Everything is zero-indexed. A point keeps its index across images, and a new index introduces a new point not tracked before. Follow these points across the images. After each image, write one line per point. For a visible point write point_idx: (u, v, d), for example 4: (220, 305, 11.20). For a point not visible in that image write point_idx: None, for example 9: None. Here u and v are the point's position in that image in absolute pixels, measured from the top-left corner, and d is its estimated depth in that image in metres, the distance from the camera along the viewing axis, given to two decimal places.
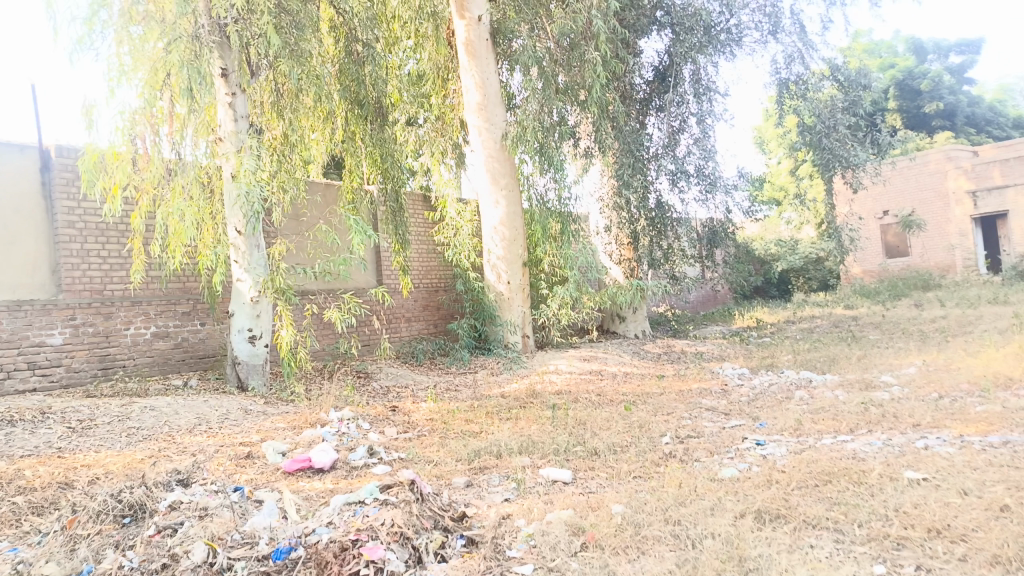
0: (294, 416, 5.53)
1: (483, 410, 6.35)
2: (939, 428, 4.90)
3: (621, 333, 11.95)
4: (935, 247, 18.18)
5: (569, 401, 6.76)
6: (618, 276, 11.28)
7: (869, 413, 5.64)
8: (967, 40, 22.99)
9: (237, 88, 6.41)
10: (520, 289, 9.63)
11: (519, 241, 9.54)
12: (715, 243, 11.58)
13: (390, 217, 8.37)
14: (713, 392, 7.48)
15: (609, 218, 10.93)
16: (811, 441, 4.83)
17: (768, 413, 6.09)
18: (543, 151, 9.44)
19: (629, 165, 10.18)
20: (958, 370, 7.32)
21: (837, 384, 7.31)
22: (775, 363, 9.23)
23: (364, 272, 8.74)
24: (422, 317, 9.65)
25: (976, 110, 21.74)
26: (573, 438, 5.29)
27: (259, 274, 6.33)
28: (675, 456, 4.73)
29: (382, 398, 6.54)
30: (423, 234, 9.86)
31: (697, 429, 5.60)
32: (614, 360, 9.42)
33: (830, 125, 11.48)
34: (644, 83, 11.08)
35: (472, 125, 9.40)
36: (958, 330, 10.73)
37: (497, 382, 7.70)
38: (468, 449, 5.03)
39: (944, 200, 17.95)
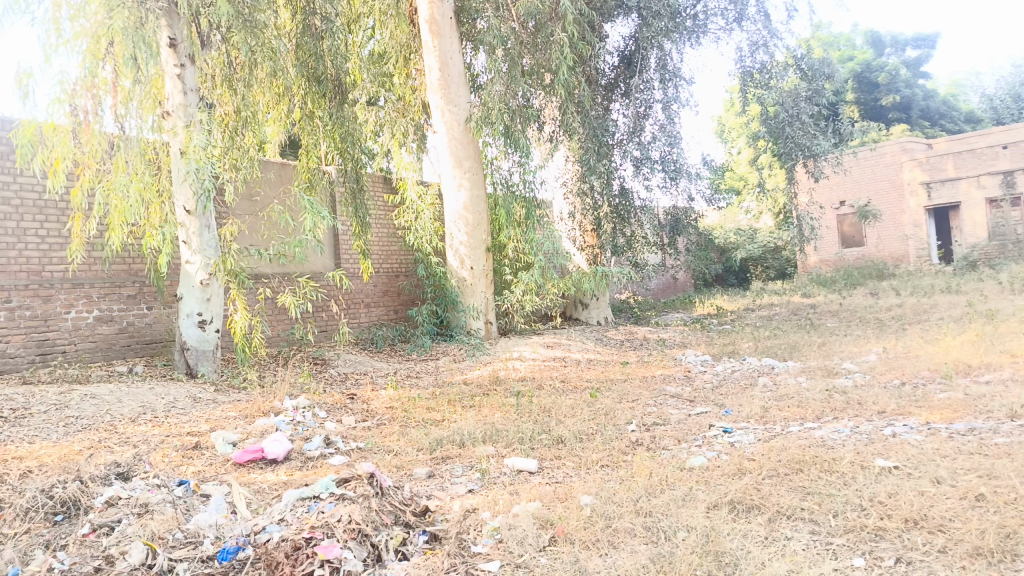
0: (246, 404, 5.28)
1: (445, 397, 6.17)
2: (904, 414, 4.89)
3: (584, 320, 11.87)
4: (890, 237, 18.51)
5: (533, 388, 6.62)
6: (581, 263, 11.08)
7: (834, 400, 5.62)
8: (923, 34, 23.39)
9: (186, 59, 6.08)
10: (483, 275, 9.46)
11: (482, 226, 9.36)
12: (677, 232, 11.56)
13: (350, 199, 8.10)
14: (677, 379, 7.42)
15: (574, 205, 10.79)
16: (779, 428, 4.78)
17: (733, 400, 6.04)
18: (508, 134, 9.26)
19: (594, 150, 10.04)
20: (917, 357, 7.38)
21: (800, 371, 7.31)
22: (737, 350, 9.24)
23: (321, 255, 8.45)
24: (382, 303, 9.41)
25: (930, 103, 22.15)
26: (538, 426, 5.16)
27: (210, 257, 6.04)
28: (642, 444, 4.63)
29: (340, 385, 6.31)
30: (383, 218, 9.54)
31: (663, 416, 5.52)
32: (577, 347, 9.32)
33: (794, 113, 11.46)
34: (609, 68, 10.97)
35: (434, 106, 9.16)
36: (914, 318, 10.89)
37: (459, 368, 7.53)
38: (430, 438, 4.85)
39: (899, 191, 18.28)
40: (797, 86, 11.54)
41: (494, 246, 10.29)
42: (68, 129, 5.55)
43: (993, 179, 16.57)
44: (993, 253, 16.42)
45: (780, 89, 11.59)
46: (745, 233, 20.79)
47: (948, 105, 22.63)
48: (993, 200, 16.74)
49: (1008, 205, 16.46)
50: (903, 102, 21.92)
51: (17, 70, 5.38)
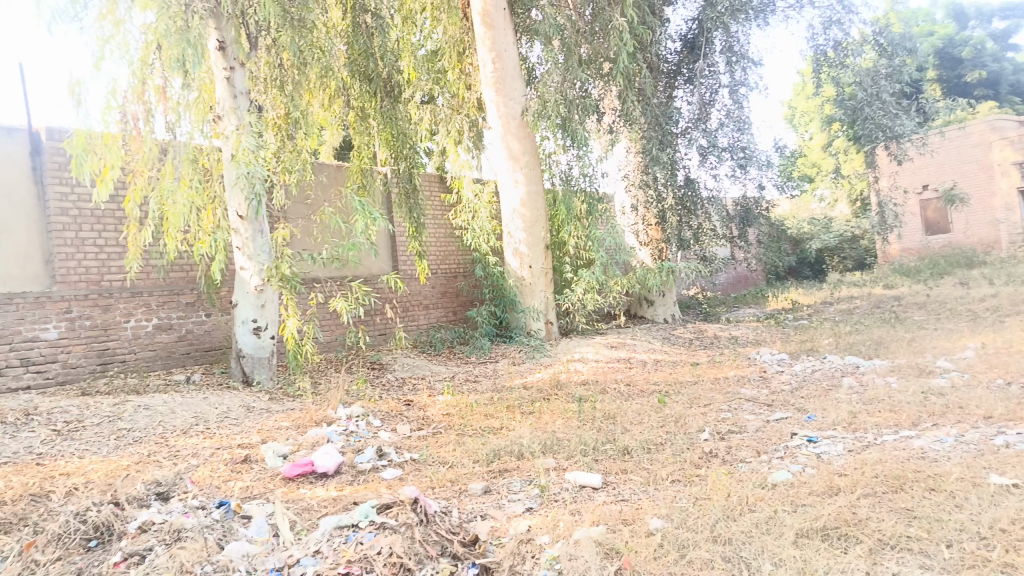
0: (299, 413, 5.12)
1: (504, 403, 5.90)
2: (1015, 421, 4.36)
3: (650, 318, 11.43)
4: (979, 222, 17.34)
5: (597, 392, 6.28)
6: (645, 258, 10.75)
7: (930, 404, 5.10)
8: (1011, 4, 21.86)
9: (235, 61, 5.97)
10: (543, 274, 9.15)
11: (541, 223, 9.04)
12: (747, 223, 10.96)
13: (403, 199, 7.92)
14: (752, 380, 6.95)
15: (636, 197, 10.35)
16: (872, 438, 4.32)
17: (816, 404, 5.56)
18: (566, 126, 8.91)
19: (657, 139, 9.60)
20: (1022, 353, 6.70)
21: (888, 370, 6.74)
22: (816, 347, 8.66)
23: (377, 258, 8.32)
24: (441, 305, 9.23)
25: (1020, 78, 20.68)
26: (602, 434, 4.83)
27: (263, 262, 5.92)
28: (717, 456, 4.25)
29: (396, 391, 6.13)
30: (438, 217, 9.34)
31: (739, 423, 5.10)
32: (643, 346, 8.92)
33: (873, 92, 10.79)
34: (672, 54, 10.52)
35: (488, 100, 8.91)
36: (1012, 309, 10.04)
37: (519, 372, 7.24)
38: (487, 448, 4.58)
39: (987, 172, 17.10)
40: (876, 63, 10.83)
41: (554, 243, 9.98)
42: (120, 137, 5.57)
43: None
44: None
45: (857, 68, 10.87)
46: (819, 222, 19.87)
47: None
48: None
49: None
50: (990, 77, 20.55)
51: (69, 78, 5.39)
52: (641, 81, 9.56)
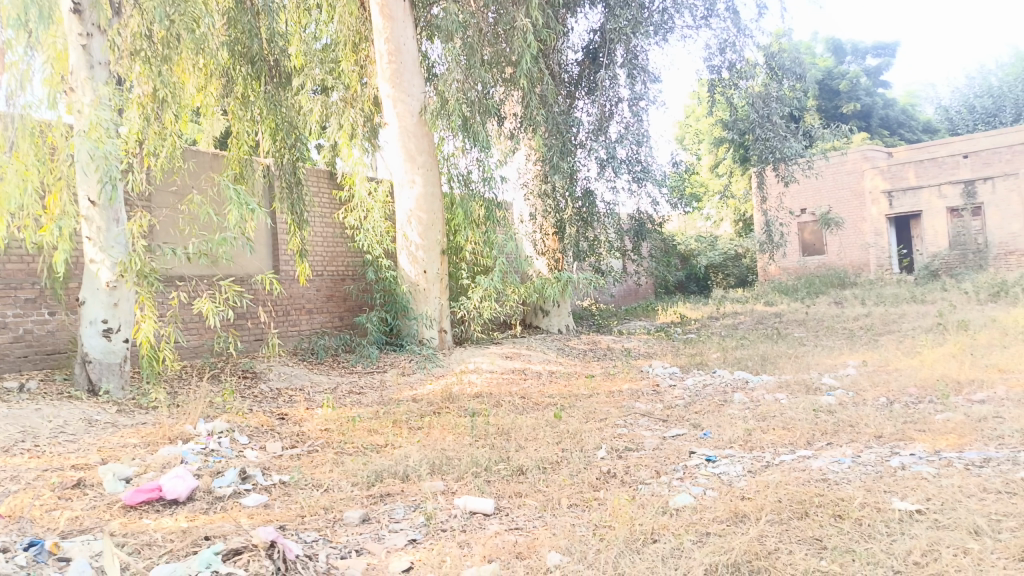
0: (151, 428, 4.48)
1: (390, 417, 5.45)
2: (905, 440, 4.36)
3: (544, 328, 11.24)
4: (851, 245, 18.39)
5: (490, 406, 5.94)
6: (541, 267, 10.64)
7: (822, 422, 5.08)
8: (883, 43, 23.49)
9: (94, 28, 5.25)
10: (438, 279, 8.76)
11: (437, 226, 8.67)
12: (641, 237, 10.98)
13: (286, 193, 7.30)
14: (646, 394, 6.83)
15: (534, 206, 10.20)
16: (770, 457, 4.19)
17: (710, 420, 5.47)
18: (467, 127, 8.49)
19: (558, 147, 9.41)
20: (899, 372, 6.93)
21: (776, 386, 6.79)
22: (706, 361, 8.71)
23: (255, 256, 7.65)
24: (326, 309, 8.53)
25: (889, 112, 22.21)
26: (495, 452, 4.50)
27: (118, 256, 5.22)
28: (616, 476, 4.01)
29: (270, 403, 5.57)
30: (327, 215, 8.60)
31: (636, 440, 4.90)
32: (537, 357, 8.68)
33: (765, 113, 11.14)
34: (573, 64, 10.48)
35: (384, 95, 8.45)
36: (884, 328, 10.54)
37: (408, 383, 6.80)
38: (368, 470, 4.16)
39: (860, 199, 18.23)
40: (768, 86, 11.16)
41: (450, 248, 9.58)
42: None
43: (954, 189, 16.46)
44: (955, 263, 16.41)
45: (750, 90, 11.18)
46: (706, 239, 20.51)
47: (907, 115, 22.78)
48: (954, 210, 16.66)
49: (968, 215, 16.40)
50: (863, 110, 21.95)
51: None
52: (543, 87, 9.37)
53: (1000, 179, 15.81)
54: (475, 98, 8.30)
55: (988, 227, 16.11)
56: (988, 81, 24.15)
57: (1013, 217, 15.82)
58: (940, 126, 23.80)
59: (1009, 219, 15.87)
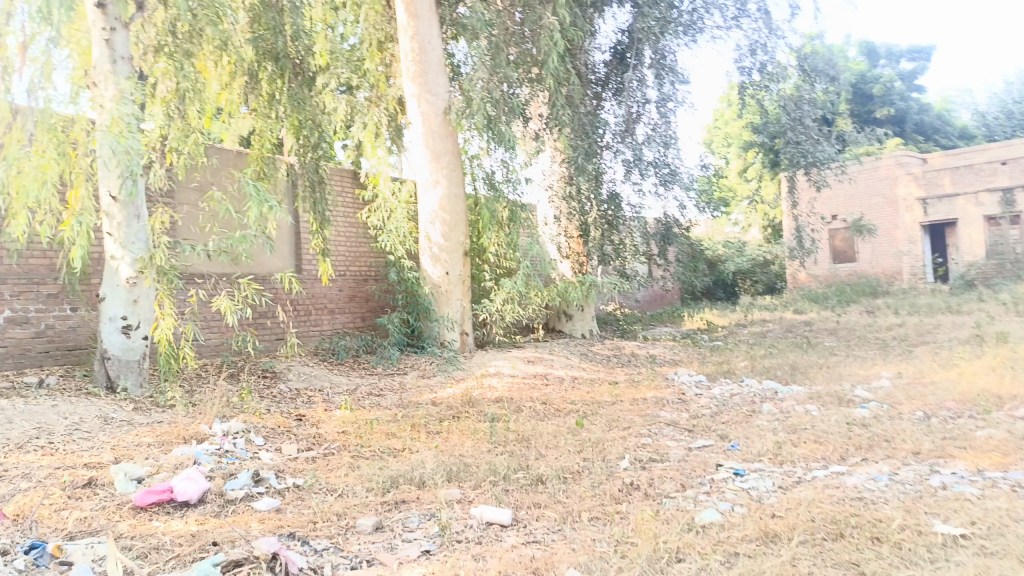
0: (165, 428, 4.42)
1: (409, 420, 5.35)
2: (945, 458, 4.15)
3: (568, 332, 11.09)
4: (884, 253, 17.97)
5: (511, 411, 5.80)
6: (566, 271, 10.45)
7: (856, 436, 4.87)
8: (919, 47, 22.99)
9: (117, 23, 5.22)
10: (460, 281, 8.65)
11: (461, 227, 8.56)
12: (667, 241, 10.78)
13: (308, 192, 7.25)
14: (671, 402, 6.65)
15: (559, 208, 10.05)
16: (802, 472, 4.01)
17: (738, 431, 5.28)
18: (491, 127, 8.31)
19: (584, 149, 9.24)
20: (936, 385, 6.67)
21: (807, 397, 6.57)
22: (734, 369, 8.51)
23: (277, 255, 7.62)
24: (348, 309, 8.48)
25: (925, 118, 21.71)
26: (514, 460, 4.37)
27: (138, 252, 5.17)
28: (639, 489, 3.86)
29: (287, 404, 5.50)
30: (349, 215, 8.54)
31: (660, 450, 4.74)
32: (560, 362, 8.53)
33: (797, 116, 10.89)
34: (601, 64, 10.34)
35: (409, 95, 8.39)
36: (919, 339, 10.23)
37: (428, 386, 6.70)
38: (383, 475, 4.05)
39: (893, 206, 17.83)
40: (800, 88, 10.88)
41: (473, 250, 9.50)
42: None
43: (992, 197, 16.04)
44: (992, 273, 15.81)
45: (781, 92, 10.93)
46: (734, 245, 20.21)
47: (943, 120, 22.25)
48: (992, 218, 16.20)
49: (1007, 224, 16.03)
50: (898, 115, 21.49)
51: None
52: (570, 87, 9.25)
53: None
54: (499, 98, 8.22)
55: None
56: None
57: None
58: (978, 132, 23.22)
59: None
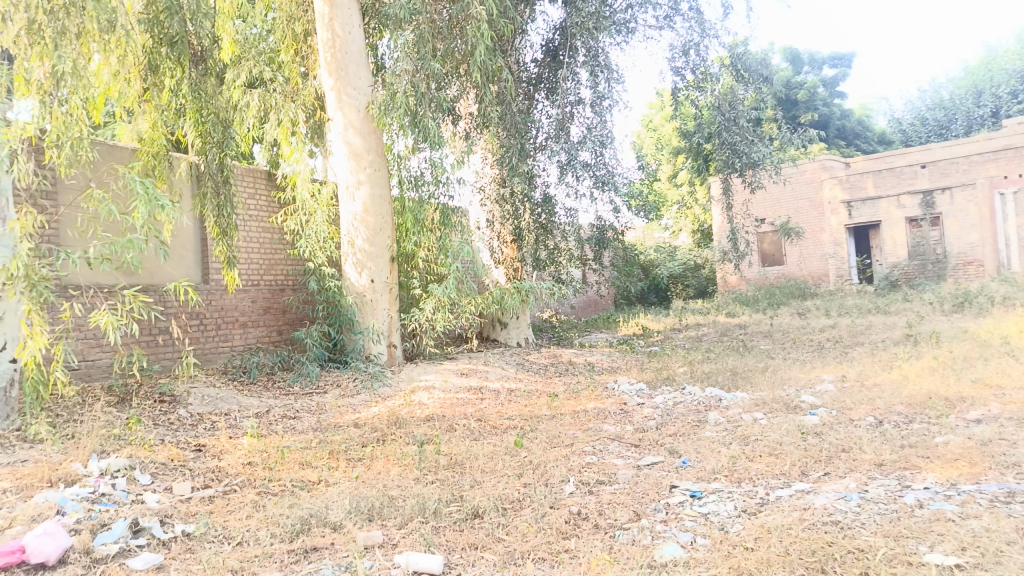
0: (29, 468, 3.73)
1: (328, 446, 4.77)
2: (911, 470, 3.86)
3: (502, 341, 10.63)
4: (810, 256, 18.26)
5: (442, 431, 5.28)
6: (500, 277, 10.06)
7: (812, 447, 4.55)
8: (840, 54, 23.67)
9: None
10: (387, 289, 8.08)
11: (386, 231, 8.00)
12: (603, 246, 10.46)
13: (212, 194, 6.78)
14: (613, 413, 6.26)
15: (491, 212, 9.63)
16: (764, 492, 3.63)
17: (687, 445, 4.92)
18: (416, 121, 7.75)
19: (517, 148, 8.85)
20: (881, 387, 6.50)
21: (753, 404, 6.29)
22: (674, 376, 8.22)
23: (181, 264, 6.95)
24: (262, 323, 7.79)
25: (846, 123, 22.32)
26: (445, 490, 3.85)
27: (3, 260, 4.46)
28: (588, 519, 3.41)
29: (186, 433, 4.88)
30: (262, 219, 7.86)
31: (608, 470, 4.33)
32: (495, 374, 8.04)
33: (731, 117, 10.78)
34: (533, 63, 10.00)
35: (327, 89, 7.80)
36: (852, 340, 10.20)
37: (351, 405, 6.10)
38: (293, 516, 3.49)
39: (818, 209, 18.14)
40: (734, 89, 10.74)
41: (401, 256, 8.98)
42: None
43: (913, 199, 16.37)
44: (914, 273, 16.34)
45: (715, 92, 10.77)
46: (665, 250, 20.26)
47: (863, 126, 22.94)
48: (913, 220, 16.54)
49: (927, 225, 16.28)
50: (820, 120, 22.02)
51: None
52: (500, 84, 8.82)
53: (957, 189, 15.71)
54: (425, 91, 7.70)
55: (946, 237, 15.98)
56: (939, 94, 24.57)
57: (971, 228, 15.67)
58: (895, 137, 24.05)
59: (967, 229, 15.71)
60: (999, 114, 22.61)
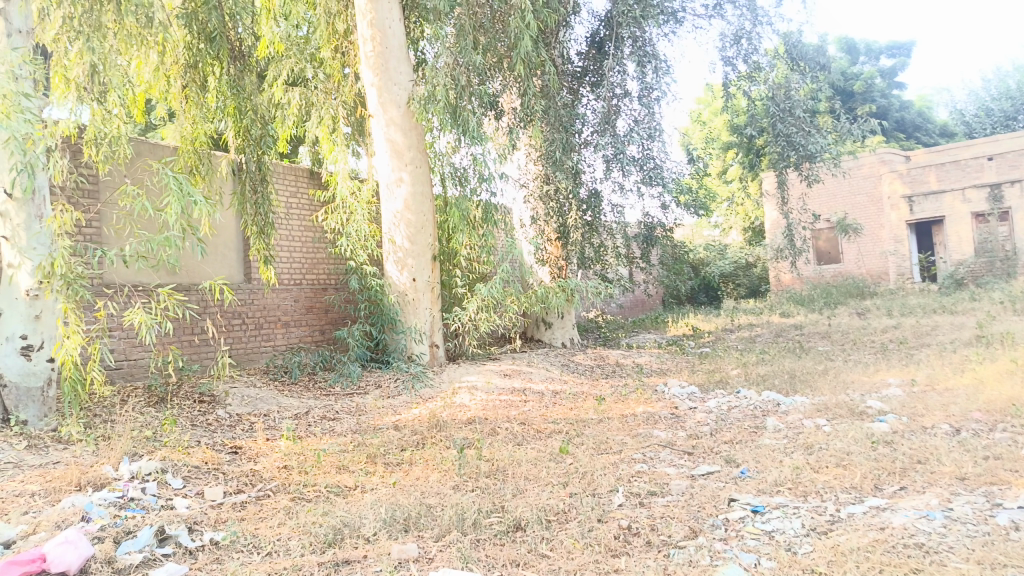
0: (60, 470, 3.64)
1: (365, 450, 4.59)
2: (999, 486, 3.49)
3: (547, 341, 10.38)
4: (869, 253, 17.55)
5: (484, 435, 5.07)
6: (545, 276, 9.82)
7: (884, 457, 4.19)
8: (898, 43, 22.78)
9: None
10: (429, 289, 7.90)
11: (427, 228, 7.83)
12: (650, 243, 10.10)
13: (251, 192, 6.73)
14: (663, 418, 5.96)
15: (535, 209, 9.32)
16: (833, 509, 3.31)
17: (743, 453, 4.61)
18: (456, 116, 7.57)
19: (561, 142, 8.59)
20: (954, 392, 6.06)
21: (813, 409, 5.92)
22: (727, 378, 7.85)
23: (222, 263, 6.91)
24: (304, 322, 7.70)
25: (905, 115, 21.47)
26: (486, 499, 3.63)
27: (40, 258, 4.39)
28: (639, 535, 3.16)
29: (223, 435, 4.77)
30: (304, 216, 7.77)
31: (659, 479, 4.05)
32: (540, 375, 7.80)
33: (787, 107, 10.25)
34: (578, 55, 9.73)
35: (368, 84, 7.66)
36: (918, 342, 9.66)
37: (391, 407, 5.94)
38: (325, 525, 3.31)
39: (877, 204, 17.43)
40: (788, 78, 10.25)
41: (444, 254, 8.82)
42: None
43: (979, 193, 15.58)
44: (981, 271, 15.33)
45: (768, 82, 10.31)
46: (715, 248, 19.72)
47: (924, 118, 22.00)
48: (980, 215, 15.72)
49: (996, 220, 15.45)
50: (878, 111, 21.20)
51: None
52: (543, 77, 8.57)
53: None
54: (465, 85, 7.48)
55: (1016, 233, 15.16)
56: (1006, 83, 23.46)
57: None
58: (958, 129, 23.04)
59: None
60: None
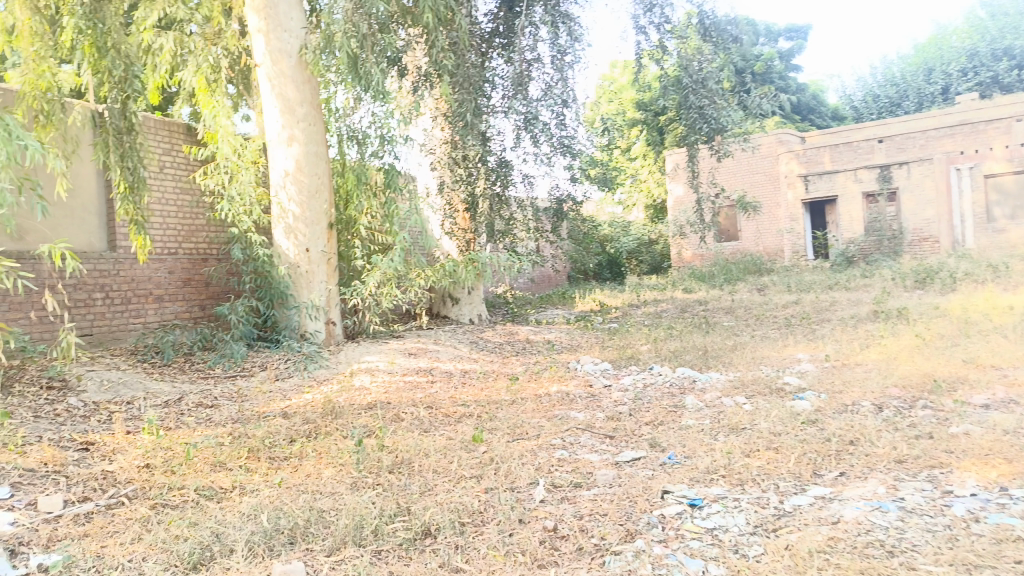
0: None
1: (247, 443, 3.96)
2: (941, 469, 3.30)
3: (454, 317, 9.89)
4: (766, 232, 18.08)
5: (386, 421, 4.54)
6: (450, 249, 9.50)
7: (813, 438, 3.98)
8: (796, 26, 23.41)
9: None
10: (324, 259, 7.23)
11: (323, 193, 7.16)
12: (560, 218, 9.67)
13: (116, 143, 5.96)
14: (578, 397, 5.61)
15: (441, 177, 8.85)
16: (778, 501, 3.00)
17: (666, 436, 4.30)
18: (357, 68, 6.85)
19: (472, 104, 8.03)
20: (865, 368, 6.01)
21: (731, 386, 5.72)
22: (638, 354, 7.62)
23: (80, 226, 6.05)
24: (181, 296, 6.87)
25: (801, 97, 22.20)
26: (390, 500, 3.12)
27: None
28: (568, 539, 2.74)
29: (73, 429, 4.03)
30: (180, 177, 6.94)
31: (583, 468, 3.67)
32: (447, 353, 7.30)
33: (699, 78, 9.99)
34: (488, 16, 9.18)
35: (254, 31, 6.83)
36: (818, 317, 9.77)
37: (280, 392, 5.30)
38: (190, 541, 2.71)
39: (774, 183, 18.03)
40: (702, 48, 10.05)
41: (342, 223, 8.14)
42: None
43: (870, 173, 16.15)
44: (871, 250, 15.97)
45: (682, 52, 10.07)
46: (619, 224, 19.74)
47: (817, 101, 22.80)
48: (870, 195, 16.28)
49: (885, 200, 15.97)
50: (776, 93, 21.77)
51: None
52: (452, 34, 8.00)
53: (915, 164, 15.42)
54: (368, 33, 6.73)
55: (902, 213, 15.63)
56: (891, 71, 24.63)
57: (927, 203, 15.35)
58: (847, 113, 24.04)
59: (923, 205, 15.42)
60: (949, 91, 22.66)
